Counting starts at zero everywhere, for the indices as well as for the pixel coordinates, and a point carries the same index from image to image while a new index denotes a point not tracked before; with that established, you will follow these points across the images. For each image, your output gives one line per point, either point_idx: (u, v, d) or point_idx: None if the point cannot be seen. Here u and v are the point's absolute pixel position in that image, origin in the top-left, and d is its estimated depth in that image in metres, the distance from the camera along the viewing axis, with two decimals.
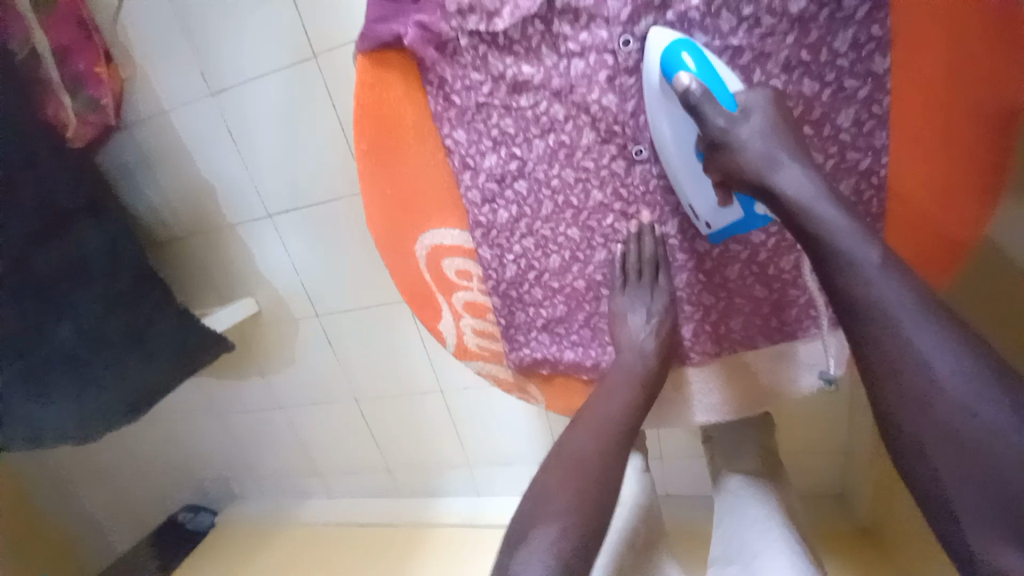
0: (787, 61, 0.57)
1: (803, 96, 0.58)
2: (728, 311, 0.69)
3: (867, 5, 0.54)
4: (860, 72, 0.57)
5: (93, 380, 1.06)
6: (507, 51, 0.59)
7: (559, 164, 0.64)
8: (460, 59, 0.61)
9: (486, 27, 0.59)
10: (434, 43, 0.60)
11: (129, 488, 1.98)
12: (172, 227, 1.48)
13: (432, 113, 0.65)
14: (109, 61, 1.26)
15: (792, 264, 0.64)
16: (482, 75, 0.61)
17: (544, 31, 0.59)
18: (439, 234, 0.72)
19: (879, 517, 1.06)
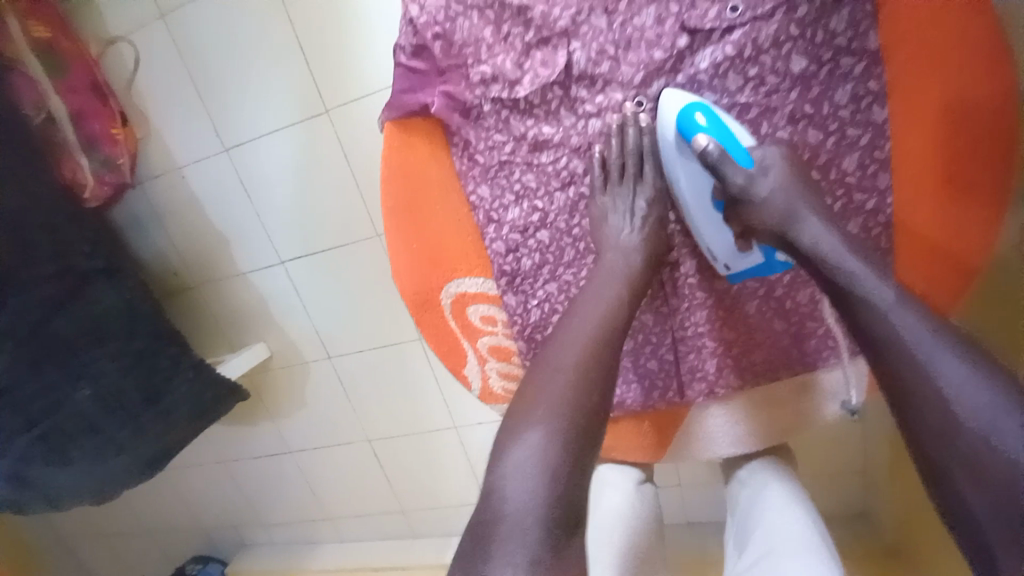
0: (792, 114, 0.63)
1: (810, 144, 0.64)
2: (750, 345, 0.73)
3: (863, 63, 0.61)
4: (861, 121, 0.63)
5: (113, 443, 1.06)
6: (528, 114, 0.65)
7: (579, 214, 0.70)
8: (484, 122, 0.67)
9: (508, 94, 0.65)
10: (459, 110, 0.66)
11: (134, 543, 1.93)
12: (183, 277, 1.50)
13: (457, 172, 0.70)
14: (125, 122, 1.29)
15: (808, 298, 0.69)
16: (505, 136, 0.67)
17: (562, 95, 0.65)
18: (464, 282, 0.74)
19: (904, 536, 1.06)
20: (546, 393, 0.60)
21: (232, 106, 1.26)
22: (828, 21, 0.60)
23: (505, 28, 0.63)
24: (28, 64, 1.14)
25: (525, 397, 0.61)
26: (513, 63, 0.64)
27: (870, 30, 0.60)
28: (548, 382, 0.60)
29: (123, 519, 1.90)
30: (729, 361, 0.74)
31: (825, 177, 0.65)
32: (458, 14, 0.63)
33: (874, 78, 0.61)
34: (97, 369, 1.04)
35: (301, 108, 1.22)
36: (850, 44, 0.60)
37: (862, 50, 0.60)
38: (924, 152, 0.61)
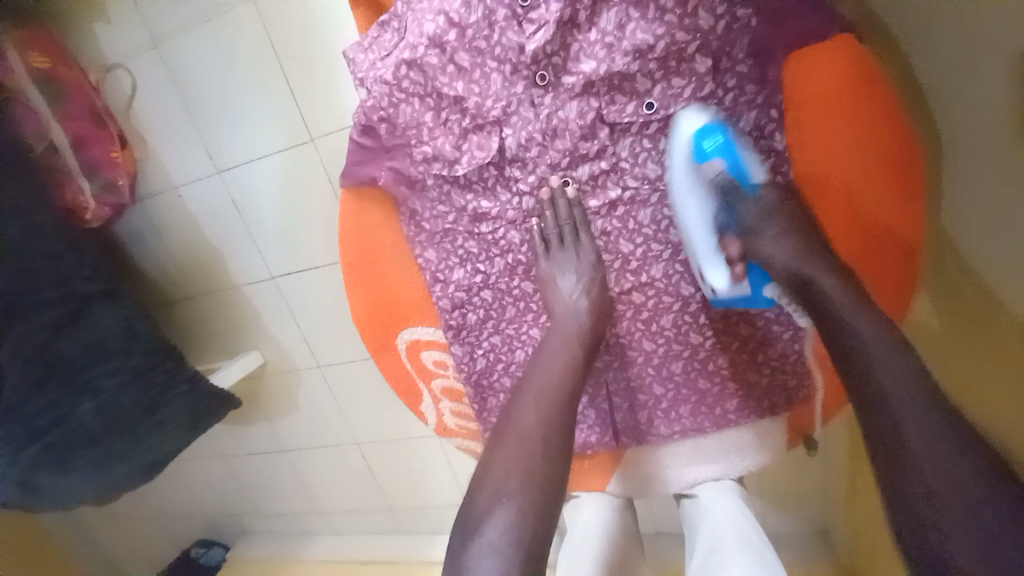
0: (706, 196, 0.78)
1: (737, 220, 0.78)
2: (678, 400, 0.85)
3: (772, 160, 0.74)
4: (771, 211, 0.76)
5: (113, 453, 1.17)
6: (467, 189, 0.79)
7: (518, 276, 0.82)
8: (428, 194, 0.80)
9: (448, 172, 0.78)
10: (405, 181, 0.80)
11: (145, 525, 2.08)
12: (182, 288, 1.59)
13: (406, 237, 0.83)
14: (124, 145, 1.37)
15: (727, 361, 0.83)
16: (447, 208, 0.80)
17: (498, 173, 0.78)
18: (417, 330, 0.86)
19: (856, 556, 1.08)
20: (510, 478, 0.67)
21: (222, 134, 1.32)
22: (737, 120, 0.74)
23: (443, 115, 0.77)
24: (28, 94, 1.21)
25: (496, 477, 0.68)
26: (451, 145, 0.77)
27: (776, 132, 0.73)
28: (511, 463, 0.68)
29: (134, 506, 2.05)
30: (659, 412, 0.86)
31: None
32: (400, 101, 0.77)
33: (781, 174, 0.75)
34: (99, 384, 1.14)
35: (287, 136, 1.28)
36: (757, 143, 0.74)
37: (769, 148, 0.75)
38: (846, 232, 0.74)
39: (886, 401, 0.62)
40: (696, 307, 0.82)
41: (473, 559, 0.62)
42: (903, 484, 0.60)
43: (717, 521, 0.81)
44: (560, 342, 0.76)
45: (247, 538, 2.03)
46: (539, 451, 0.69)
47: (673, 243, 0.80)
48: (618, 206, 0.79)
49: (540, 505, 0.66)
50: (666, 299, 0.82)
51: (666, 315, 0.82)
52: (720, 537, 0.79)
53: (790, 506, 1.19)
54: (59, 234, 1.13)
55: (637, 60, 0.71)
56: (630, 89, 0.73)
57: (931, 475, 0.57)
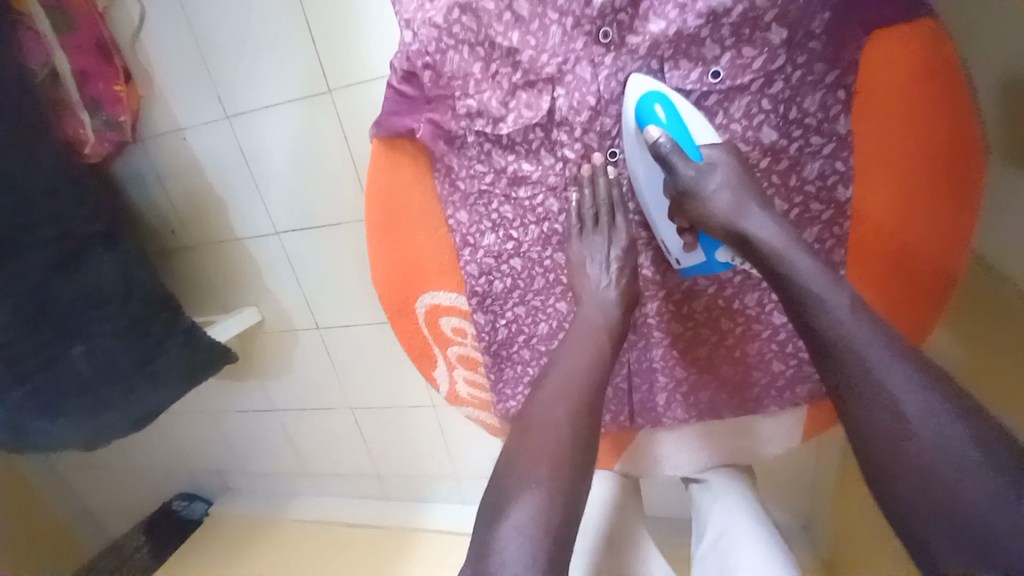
0: (761, 183, 0.76)
1: (776, 212, 0.76)
2: (698, 385, 0.84)
3: (832, 145, 0.72)
4: (825, 199, 0.75)
5: (104, 401, 1.14)
6: (509, 150, 0.75)
7: (551, 247, 0.80)
8: (467, 152, 0.76)
9: (492, 129, 0.75)
10: (444, 137, 0.76)
11: (126, 474, 2.06)
12: (180, 236, 1.53)
13: (438, 197, 0.80)
14: (129, 80, 1.30)
15: (756, 350, 0.81)
16: (485, 168, 0.76)
17: (543, 136, 0.75)
18: (438, 295, 0.83)
19: (836, 550, 1.11)
20: (535, 467, 0.66)
21: (237, 76, 1.26)
22: (802, 100, 0.71)
23: (493, 67, 0.73)
24: (35, 18, 1.15)
25: (519, 465, 0.67)
26: (498, 101, 0.74)
27: (840, 115, 0.71)
28: (537, 450, 0.67)
29: (116, 456, 2.03)
30: (678, 395, 0.86)
31: None
32: (449, 48, 0.72)
33: (840, 160, 0.73)
34: (94, 331, 1.10)
35: (305, 85, 1.22)
36: (819, 126, 0.72)
37: (831, 133, 0.72)
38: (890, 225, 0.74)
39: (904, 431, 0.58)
40: (733, 291, 0.80)
41: (498, 540, 0.61)
42: (909, 501, 0.57)
43: (729, 508, 0.83)
44: (583, 333, 0.74)
45: (231, 495, 2.02)
46: (565, 437, 0.68)
47: None
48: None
49: (566, 488, 0.65)
50: (701, 283, 0.81)
51: (699, 298, 0.81)
52: (732, 520, 0.81)
53: (779, 496, 1.22)
54: (61, 171, 1.08)
55: (710, 24, 0.68)
56: (697, 54, 0.71)
57: (927, 511, 0.56)
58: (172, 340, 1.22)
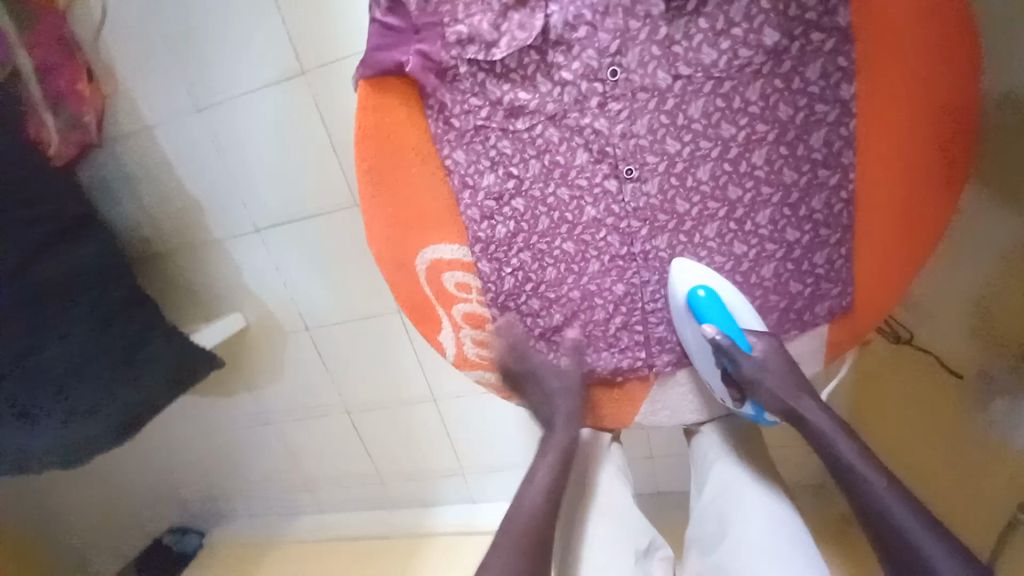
0: (797, 82, 0.65)
1: (815, 113, 0.64)
2: None
3: (836, 37, 0.62)
4: (831, 99, 0.64)
5: (84, 407, 1.07)
6: (503, 79, 0.68)
7: (554, 182, 0.68)
8: (460, 85, 0.68)
9: (485, 56, 0.67)
10: (434, 70, 0.68)
11: (107, 512, 1.92)
12: (155, 243, 1.46)
13: (432, 135, 0.69)
14: (91, 78, 1.25)
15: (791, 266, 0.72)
16: (480, 100, 0.69)
17: (539, 60, 0.68)
18: (439, 248, 0.76)
19: None
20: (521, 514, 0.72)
21: (206, 65, 1.21)
22: None
23: None
24: None
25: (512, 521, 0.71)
26: (490, 24, 0.67)
27: (839, 7, 0.61)
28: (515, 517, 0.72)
29: (97, 495, 1.90)
30: None
31: (793, 152, 0.65)
32: None
33: (843, 55, 0.63)
34: (67, 332, 1.05)
35: (278, 67, 1.18)
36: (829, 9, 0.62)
37: (833, 26, 0.62)
38: (893, 198, 0.64)
39: (879, 509, 0.62)
40: (743, 212, 0.68)
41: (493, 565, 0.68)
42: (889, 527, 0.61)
43: (726, 465, 0.80)
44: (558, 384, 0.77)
45: (225, 520, 1.91)
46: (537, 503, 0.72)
47: (724, 138, 0.65)
48: (666, 99, 0.66)
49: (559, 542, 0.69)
50: (711, 206, 0.68)
51: (710, 225, 0.70)
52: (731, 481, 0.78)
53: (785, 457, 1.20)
54: (24, 167, 1.05)
55: None
56: None
57: (907, 522, 0.61)
58: (156, 338, 1.18)
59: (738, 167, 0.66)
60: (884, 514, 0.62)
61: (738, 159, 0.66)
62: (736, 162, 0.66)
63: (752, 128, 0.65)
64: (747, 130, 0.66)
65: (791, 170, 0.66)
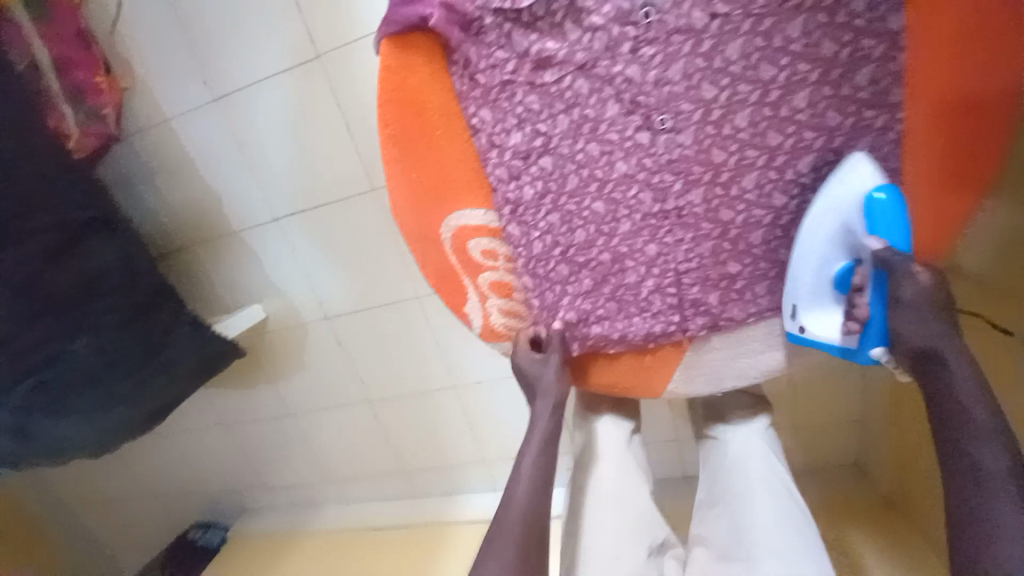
0: (870, 1, 0.56)
1: (889, 32, 0.56)
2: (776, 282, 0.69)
3: None
4: (877, 32, 0.57)
5: (116, 396, 1.06)
6: (531, 28, 0.61)
7: (583, 138, 0.65)
8: (485, 38, 0.63)
9: (511, 5, 0.61)
10: (460, 23, 0.63)
11: (133, 509, 1.95)
12: (173, 236, 1.47)
13: (456, 93, 0.67)
14: (109, 71, 1.26)
15: None
16: (507, 53, 0.63)
17: (568, 6, 0.60)
18: (465, 215, 0.73)
19: (899, 485, 1.12)
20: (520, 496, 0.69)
21: (220, 53, 1.21)
22: None
23: None
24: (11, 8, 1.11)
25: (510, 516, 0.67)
26: None
27: None
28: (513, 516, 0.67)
29: (127, 491, 1.93)
30: (733, 292, 0.71)
31: (837, 93, 0.59)
32: None
33: None
34: (98, 322, 1.04)
35: (291, 54, 1.18)
36: None
37: None
38: (937, 158, 0.59)
39: (979, 520, 0.51)
40: (784, 159, 0.62)
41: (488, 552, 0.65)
42: (975, 535, 0.52)
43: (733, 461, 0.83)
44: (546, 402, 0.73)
45: (249, 515, 1.91)
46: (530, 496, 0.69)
47: (763, 81, 0.59)
48: (701, 41, 0.58)
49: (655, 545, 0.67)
50: (750, 154, 0.63)
51: (748, 175, 0.64)
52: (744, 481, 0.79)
53: (818, 437, 1.25)
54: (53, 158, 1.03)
55: None
56: None
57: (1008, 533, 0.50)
58: (182, 328, 1.16)
59: (778, 111, 0.60)
60: (988, 515, 0.51)
61: (779, 102, 0.60)
62: (776, 105, 0.60)
63: (793, 68, 0.58)
64: (788, 70, 0.58)
65: (835, 112, 0.59)
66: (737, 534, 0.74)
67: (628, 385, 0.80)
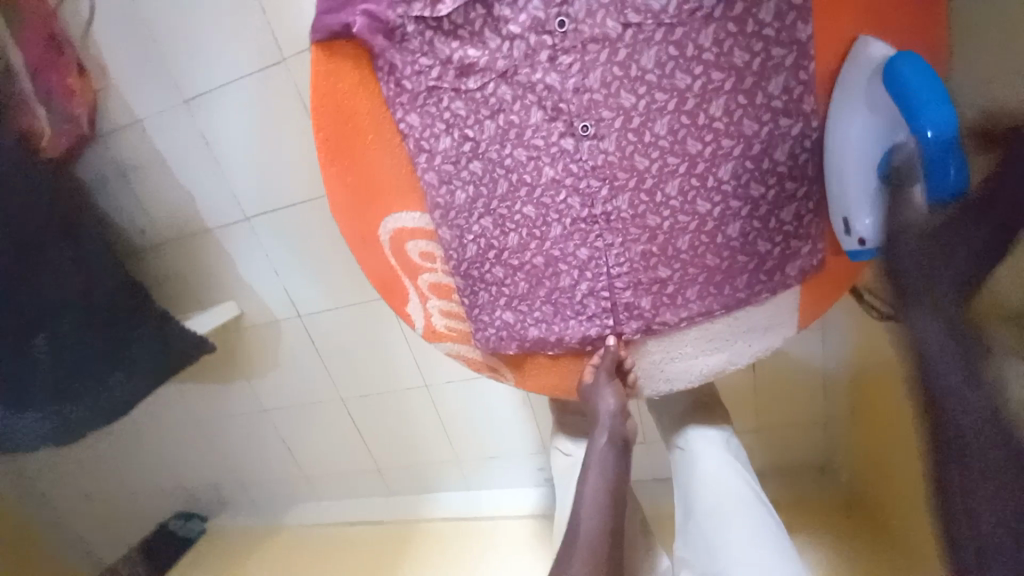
0: (778, 10, 0.57)
1: (797, 41, 0.58)
2: (708, 288, 0.69)
3: None
4: (786, 41, 0.58)
5: (73, 391, 1.11)
6: (452, 36, 0.63)
7: (510, 143, 0.66)
8: (408, 44, 0.65)
9: (430, 14, 0.63)
10: (383, 31, 0.64)
11: (115, 503, 1.98)
12: (149, 236, 1.49)
13: (385, 99, 0.68)
14: (82, 72, 1.27)
15: (793, 215, 0.65)
16: (430, 60, 0.65)
17: (486, 15, 0.62)
18: (401, 217, 0.74)
19: (865, 486, 1.12)
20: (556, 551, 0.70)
21: (188, 56, 1.23)
22: None
23: None
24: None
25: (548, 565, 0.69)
26: None
27: None
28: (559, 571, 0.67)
29: (109, 486, 1.95)
30: (665, 298, 0.71)
31: (751, 102, 0.60)
32: None
33: None
34: (59, 320, 1.08)
35: (256, 57, 1.19)
36: None
37: None
38: None
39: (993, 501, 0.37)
40: (705, 166, 0.63)
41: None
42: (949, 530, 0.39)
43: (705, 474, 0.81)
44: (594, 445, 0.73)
45: (229, 511, 1.94)
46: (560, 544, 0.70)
47: (679, 89, 0.60)
48: (617, 49, 0.60)
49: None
50: (671, 161, 0.63)
51: (671, 182, 0.65)
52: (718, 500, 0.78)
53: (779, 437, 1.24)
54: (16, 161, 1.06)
55: None
56: None
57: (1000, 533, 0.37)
58: (146, 328, 1.18)
59: (696, 119, 0.61)
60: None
61: (696, 110, 0.61)
62: (693, 113, 0.61)
63: (707, 76, 0.60)
64: (703, 78, 0.60)
65: (751, 120, 0.61)
66: (709, 552, 0.75)
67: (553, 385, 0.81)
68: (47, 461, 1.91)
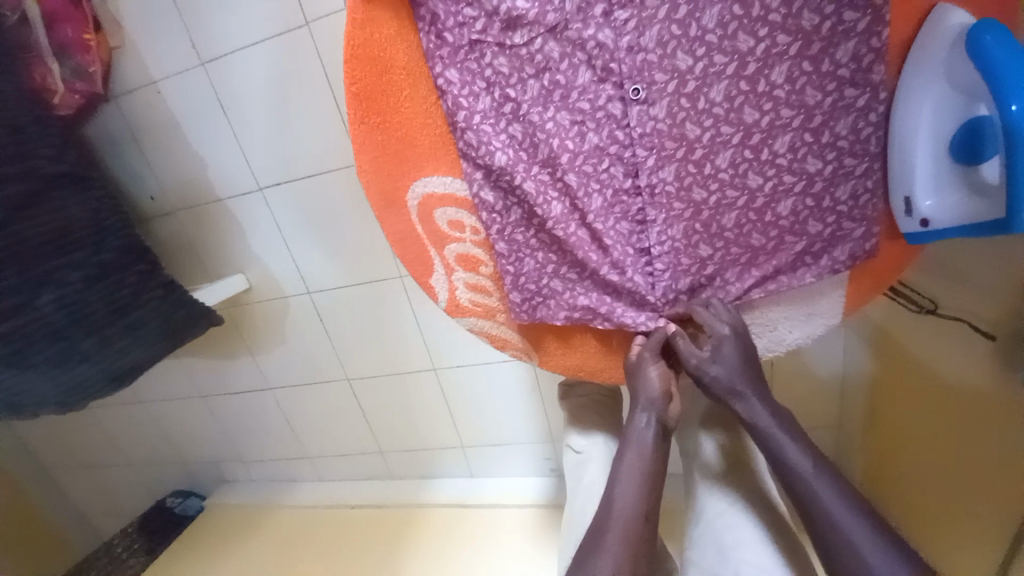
0: None
1: (871, 6, 0.55)
2: (749, 268, 0.66)
3: None
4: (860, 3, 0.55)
5: (78, 352, 1.07)
6: None
7: (554, 105, 0.64)
8: None
9: None
10: None
11: (112, 474, 1.95)
12: (159, 202, 1.45)
13: (424, 52, 0.66)
14: (98, 28, 1.23)
15: (849, 194, 0.62)
16: (475, 11, 0.63)
17: None
18: (431, 181, 0.71)
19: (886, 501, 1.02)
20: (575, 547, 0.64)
21: (208, 15, 1.19)
22: None
23: None
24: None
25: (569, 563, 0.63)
26: None
27: None
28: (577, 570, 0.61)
29: (106, 458, 1.93)
30: (705, 279, 0.68)
31: (818, 69, 0.58)
32: None
33: None
34: (64, 279, 1.04)
35: (279, 19, 1.15)
36: None
37: None
38: None
39: None
40: (760, 137, 0.61)
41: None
42: None
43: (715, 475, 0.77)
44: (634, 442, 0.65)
45: (228, 486, 1.92)
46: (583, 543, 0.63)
47: (741, 52, 0.58)
48: (677, 6, 0.58)
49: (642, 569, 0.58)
50: (724, 131, 0.61)
51: (722, 153, 0.62)
52: (724, 505, 0.74)
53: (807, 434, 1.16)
54: (29, 111, 1.03)
55: None
56: None
57: None
58: (151, 291, 1.16)
59: (755, 86, 0.59)
60: None
61: (756, 76, 0.59)
62: (753, 80, 0.59)
63: (772, 39, 0.58)
64: (767, 42, 0.58)
65: (814, 89, 0.58)
66: (720, 555, 0.68)
67: (575, 363, 0.78)
68: (47, 427, 1.89)
